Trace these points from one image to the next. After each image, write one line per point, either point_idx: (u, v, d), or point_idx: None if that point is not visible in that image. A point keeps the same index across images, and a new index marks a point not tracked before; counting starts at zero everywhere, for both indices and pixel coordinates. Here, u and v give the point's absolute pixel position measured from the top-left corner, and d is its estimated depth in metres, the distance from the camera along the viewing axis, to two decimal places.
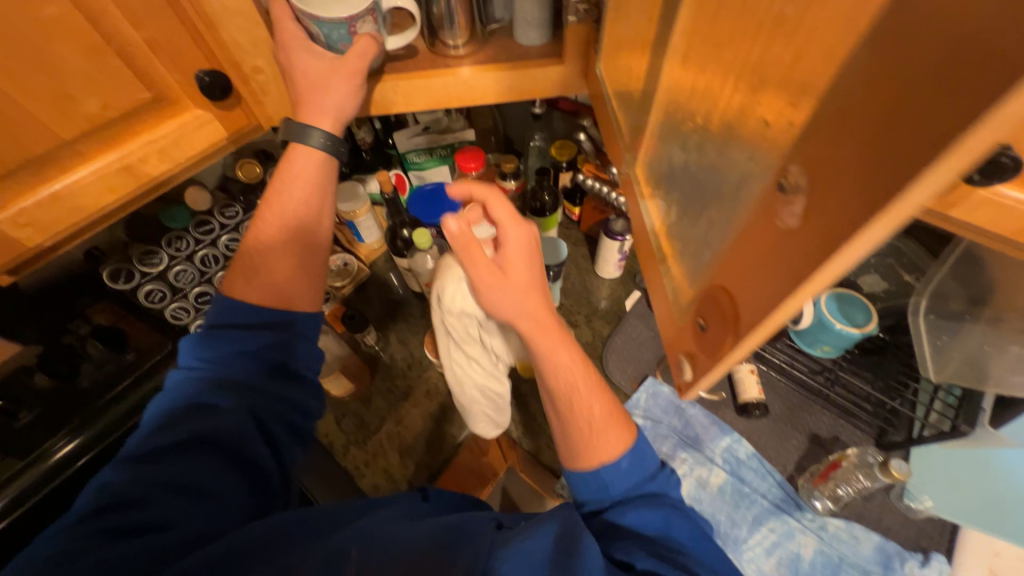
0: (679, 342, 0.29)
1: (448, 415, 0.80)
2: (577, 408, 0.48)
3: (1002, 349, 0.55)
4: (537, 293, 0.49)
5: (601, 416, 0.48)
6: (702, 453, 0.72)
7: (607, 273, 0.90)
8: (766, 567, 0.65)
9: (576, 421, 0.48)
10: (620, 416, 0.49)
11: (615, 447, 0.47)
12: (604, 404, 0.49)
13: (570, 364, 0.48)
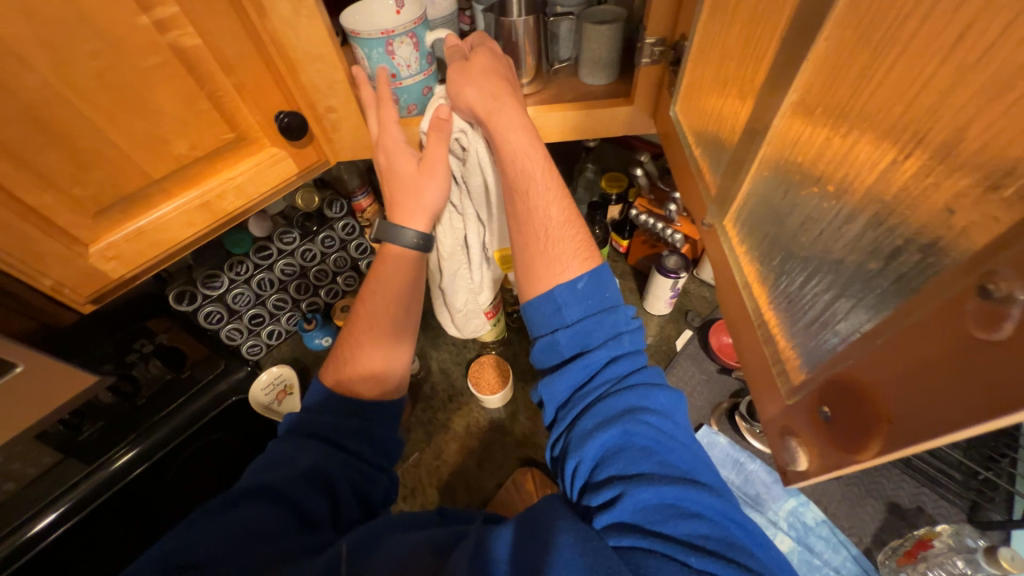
0: (812, 429, 0.26)
1: (488, 452, 0.78)
2: (534, 232, 0.49)
3: None
4: (519, 142, 0.47)
5: (557, 218, 0.49)
6: (764, 515, 0.66)
7: (657, 309, 0.86)
8: None
9: (533, 222, 0.49)
10: (578, 227, 0.50)
11: (567, 248, 0.48)
12: (566, 222, 0.49)
13: (530, 174, 0.48)
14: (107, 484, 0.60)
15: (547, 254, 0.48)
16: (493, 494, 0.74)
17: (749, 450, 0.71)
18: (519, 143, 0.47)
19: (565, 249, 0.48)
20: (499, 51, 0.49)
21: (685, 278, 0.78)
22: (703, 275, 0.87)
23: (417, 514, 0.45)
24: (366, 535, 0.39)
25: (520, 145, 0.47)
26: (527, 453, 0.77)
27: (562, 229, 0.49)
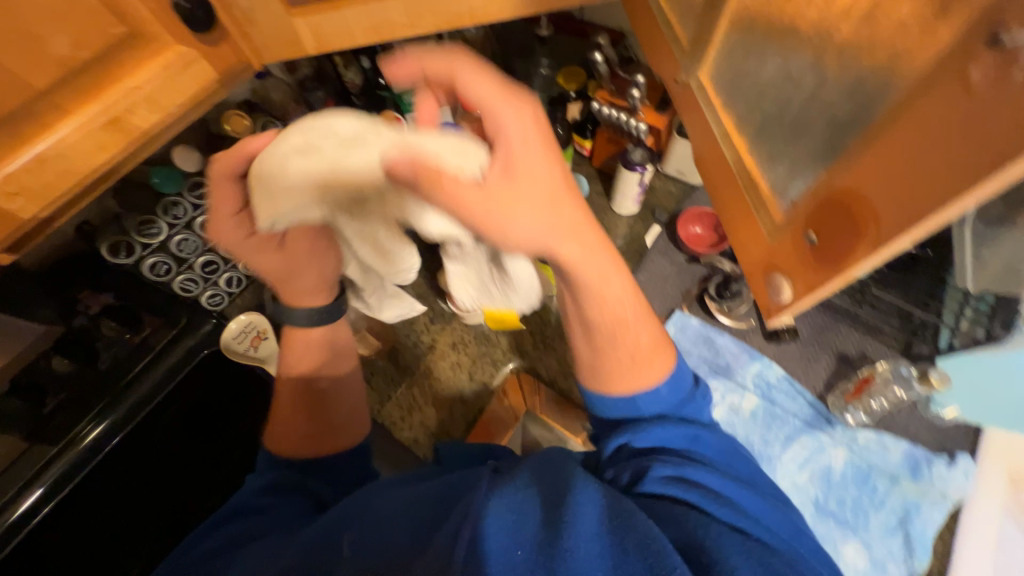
0: (801, 259, 0.32)
1: (479, 365, 0.79)
2: (618, 345, 0.46)
3: None
4: (572, 248, 0.41)
5: (647, 346, 0.46)
6: (733, 380, 0.73)
7: (627, 209, 0.86)
8: (798, 480, 0.67)
9: (616, 350, 0.46)
10: (665, 349, 0.47)
11: (649, 364, 0.46)
12: (648, 329, 0.47)
13: (619, 296, 0.45)
14: (89, 455, 0.57)
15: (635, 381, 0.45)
16: (487, 402, 0.77)
17: (718, 327, 0.77)
18: (594, 265, 0.43)
19: (651, 362, 0.46)
20: (536, 111, 0.41)
21: (650, 170, 0.78)
22: (668, 168, 0.87)
23: (414, 476, 0.46)
24: (357, 511, 0.41)
25: (601, 269, 0.43)
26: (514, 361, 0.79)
27: (640, 327, 0.47)
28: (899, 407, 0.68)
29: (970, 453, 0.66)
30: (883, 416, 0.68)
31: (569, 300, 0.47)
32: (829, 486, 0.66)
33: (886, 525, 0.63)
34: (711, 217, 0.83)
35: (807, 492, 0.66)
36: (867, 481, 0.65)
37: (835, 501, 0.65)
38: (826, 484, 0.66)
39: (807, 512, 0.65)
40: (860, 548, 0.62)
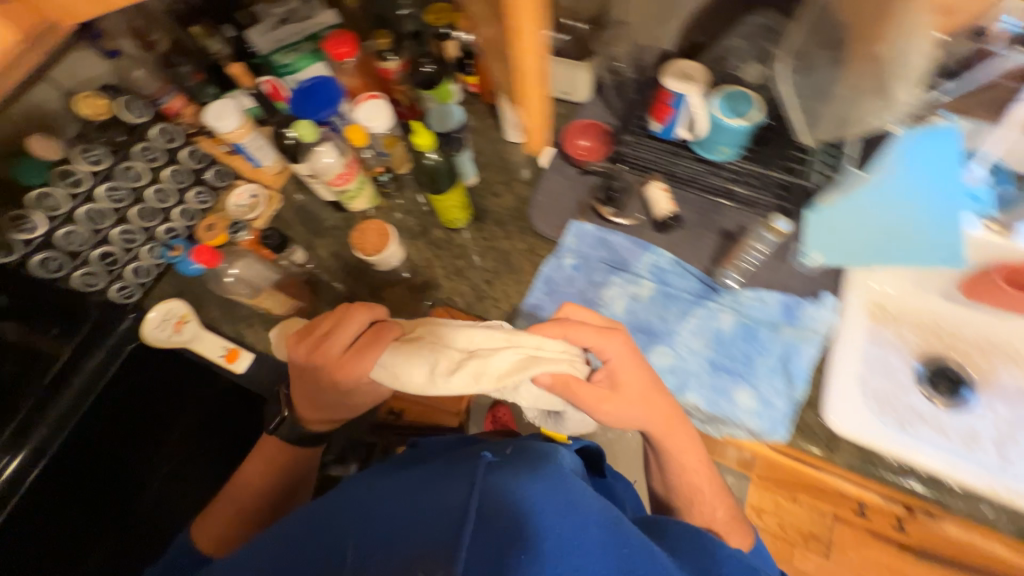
0: None
1: (398, 308, 0.82)
2: (698, 506, 0.66)
3: (862, 97, 0.59)
4: (689, 459, 0.64)
5: (723, 520, 0.66)
6: (630, 273, 0.79)
7: (518, 135, 0.92)
8: (694, 346, 0.73)
9: (695, 510, 0.66)
10: (735, 517, 0.67)
11: (721, 517, 0.66)
12: (723, 507, 0.66)
13: (697, 464, 0.65)
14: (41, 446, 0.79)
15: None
16: None
17: (613, 228, 0.82)
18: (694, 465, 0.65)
19: (732, 531, 0.65)
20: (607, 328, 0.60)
21: (524, 90, 0.82)
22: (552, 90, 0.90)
23: (444, 467, 0.51)
24: (390, 524, 0.45)
25: (691, 462, 0.64)
26: (430, 297, 0.83)
27: (721, 519, 0.66)
28: (766, 259, 0.75)
29: (834, 291, 0.74)
30: (757, 274, 0.75)
31: (668, 472, 0.67)
32: (720, 346, 0.73)
33: (770, 368, 0.70)
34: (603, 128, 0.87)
35: (703, 355, 0.72)
36: (752, 334, 0.72)
37: (727, 358, 0.72)
38: (717, 344, 0.73)
39: (703, 372, 0.72)
40: (750, 392, 0.69)
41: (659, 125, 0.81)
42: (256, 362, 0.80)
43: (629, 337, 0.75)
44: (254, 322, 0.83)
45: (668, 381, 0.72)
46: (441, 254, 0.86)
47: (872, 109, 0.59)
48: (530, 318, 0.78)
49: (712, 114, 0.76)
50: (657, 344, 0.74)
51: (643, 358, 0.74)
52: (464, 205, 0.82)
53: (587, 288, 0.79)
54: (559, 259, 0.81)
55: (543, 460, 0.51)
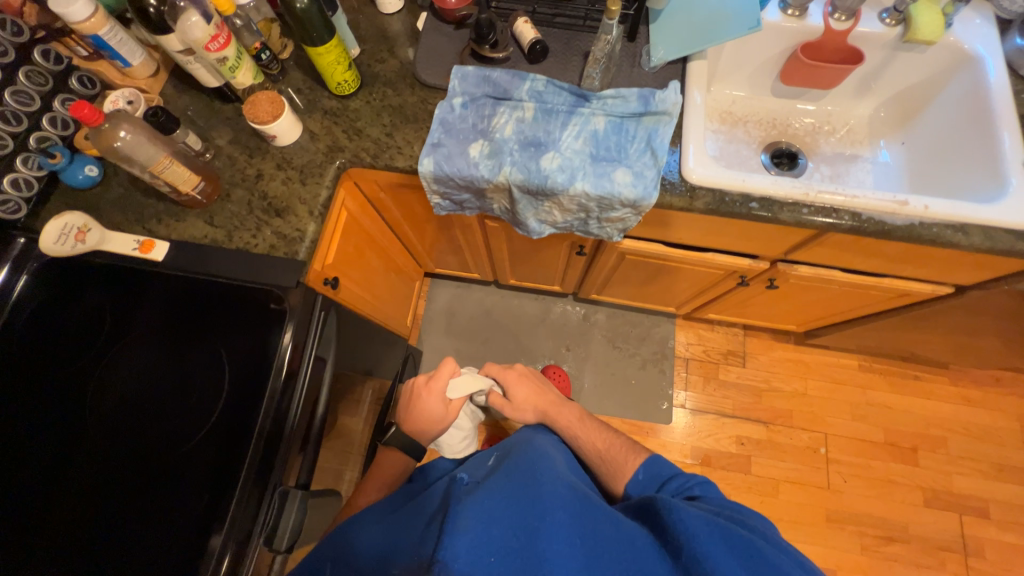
0: None
1: (308, 174, 0.86)
2: (601, 452, 0.94)
3: None
4: (572, 418, 1.02)
5: (604, 445, 0.95)
6: (513, 100, 0.88)
7: (390, 5, 0.96)
8: (576, 147, 0.85)
9: (606, 453, 0.93)
10: (623, 443, 0.93)
11: (618, 452, 0.92)
12: (604, 436, 0.96)
13: (606, 440, 0.95)
14: None
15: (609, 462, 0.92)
16: (327, 195, 0.85)
17: (491, 67, 0.89)
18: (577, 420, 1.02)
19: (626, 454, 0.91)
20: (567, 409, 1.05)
21: None
22: None
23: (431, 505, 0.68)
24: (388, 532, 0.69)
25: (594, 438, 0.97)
26: (337, 159, 0.87)
27: (609, 444, 0.94)
28: (618, 64, 0.89)
29: (680, 81, 0.88)
30: (612, 76, 0.88)
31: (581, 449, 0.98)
32: (597, 141, 0.85)
33: (639, 150, 0.84)
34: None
35: (584, 152, 0.84)
36: (621, 127, 0.85)
37: (605, 150, 0.84)
38: (595, 140, 0.85)
39: (587, 165, 0.83)
40: (625, 170, 0.83)
41: None
42: (175, 248, 0.82)
43: (522, 151, 0.85)
44: (163, 216, 0.84)
45: (559, 178, 0.83)
46: (338, 122, 0.90)
47: None
48: (432, 156, 0.85)
49: None
50: (547, 151, 0.84)
51: (536, 165, 0.84)
52: (349, 66, 0.86)
53: (479, 122, 0.87)
54: (449, 102, 0.88)
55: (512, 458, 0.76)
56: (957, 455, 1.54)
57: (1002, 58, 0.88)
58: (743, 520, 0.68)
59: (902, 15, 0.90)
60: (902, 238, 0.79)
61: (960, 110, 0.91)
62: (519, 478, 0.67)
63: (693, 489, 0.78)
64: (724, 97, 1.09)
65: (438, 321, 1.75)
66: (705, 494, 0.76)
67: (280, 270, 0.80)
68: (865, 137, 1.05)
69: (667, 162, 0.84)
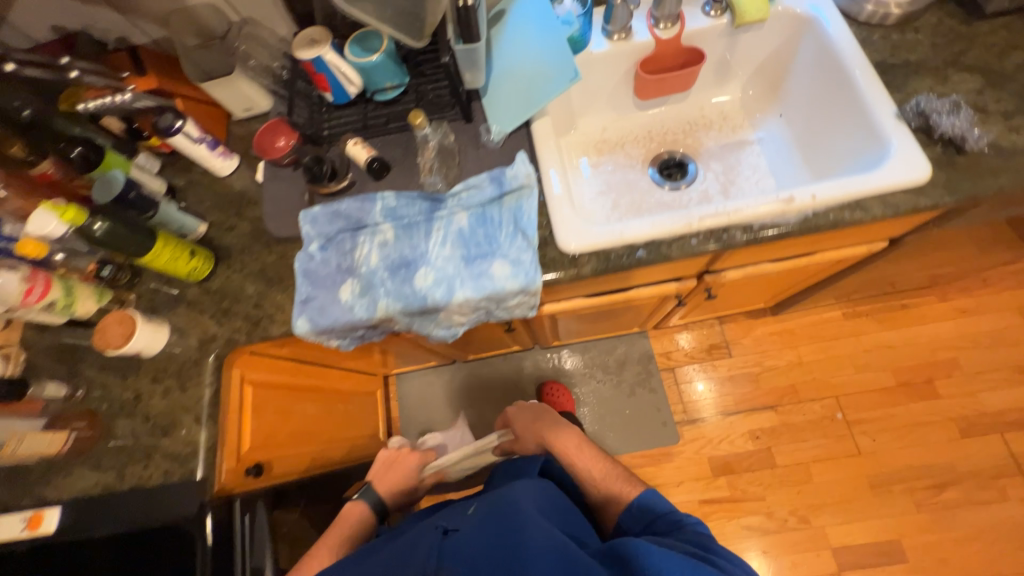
0: None
1: (186, 378, 0.80)
2: (596, 480, 0.89)
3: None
4: (573, 441, 0.97)
5: (599, 473, 0.89)
6: (369, 226, 0.83)
7: (224, 167, 0.93)
8: (446, 253, 0.79)
9: (596, 479, 0.89)
10: (621, 475, 0.87)
11: (615, 484, 0.86)
12: (602, 464, 0.91)
13: (599, 467, 0.90)
14: None
15: (608, 491, 0.86)
16: (211, 393, 0.79)
17: (338, 199, 0.85)
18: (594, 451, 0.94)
19: (622, 486, 0.85)
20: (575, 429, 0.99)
21: (189, 124, 0.82)
22: (235, 111, 0.93)
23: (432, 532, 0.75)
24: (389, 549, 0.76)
25: (592, 462, 0.92)
26: (212, 350, 0.81)
27: (603, 472, 0.89)
28: (462, 151, 0.84)
29: (528, 148, 0.83)
30: (460, 167, 0.84)
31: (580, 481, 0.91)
32: (465, 240, 0.79)
33: (509, 235, 0.78)
34: (287, 120, 0.88)
35: (455, 256, 0.79)
36: (484, 216, 0.79)
37: (475, 247, 0.79)
38: (462, 240, 0.79)
39: (462, 269, 0.78)
40: (502, 262, 0.77)
41: (329, 93, 0.87)
42: (67, 510, 0.75)
43: (394, 276, 0.79)
44: (47, 478, 0.77)
45: (438, 293, 0.77)
46: (204, 307, 0.85)
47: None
48: (305, 314, 0.80)
49: (353, 63, 0.82)
50: (418, 269, 0.79)
51: (411, 287, 0.78)
52: (193, 253, 0.81)
53: (343, 259, 0.82)
54: (306, 250, 0.83)
55: (493, 501, 0.76)
56: (974, 372, 1.45)
57: (837, 11, 0.84)
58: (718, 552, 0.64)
59: (724, 4, 0.86)
60: (803, 234, 0.73)
61: (820, 70, 0.86)
62: (497, 525, 0.70)
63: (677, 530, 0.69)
64: (592, 128, 1.04)
65: (415, 417, 1.66)
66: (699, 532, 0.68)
67: (181, 497, 0.73)
68: (744, 119, 1.01)
69: (542, 236, 0.79)
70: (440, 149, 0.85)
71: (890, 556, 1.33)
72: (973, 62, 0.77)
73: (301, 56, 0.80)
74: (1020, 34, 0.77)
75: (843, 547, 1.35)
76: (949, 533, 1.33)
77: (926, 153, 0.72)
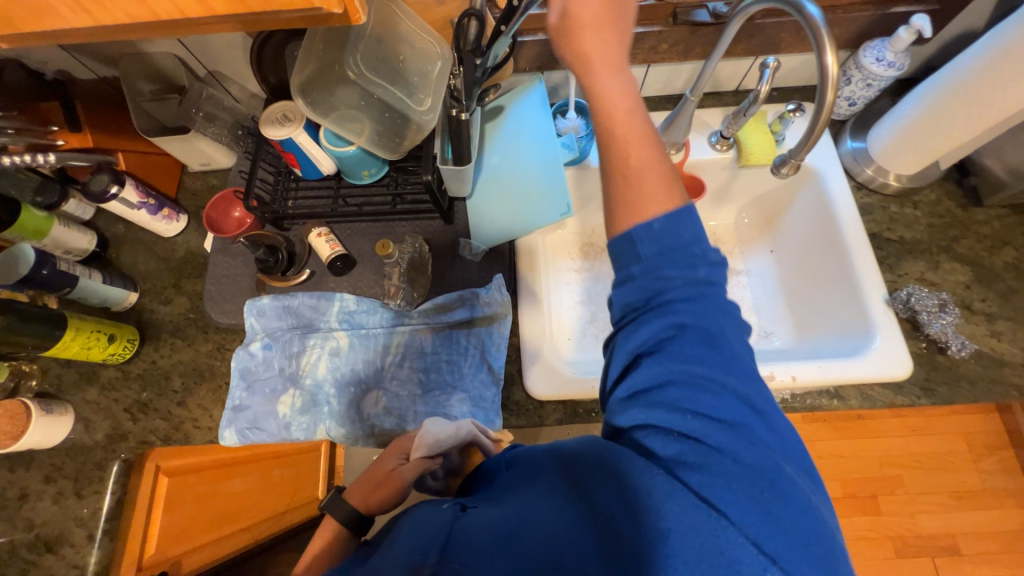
0: None
1: (85, 480, 0.70)
2: (613, 144, 0.51)
3: (415, 116, 0.63)
4: (619, 105, 0.51)
5: (636, 162, 0.49)
6: (323, 330, 0.75)
7: (169, 229, 0.82)
8: (403, 376, 0.72)
9: (612, 163, 0.50)
10: (656, 162, 0.50)
11: (650, 179, 0.49)
12: (641, 148, 0.50)
13: (625, 105, 0.51)
14: None
15: (624, 188, 0.49)
16: (112, 502, 0.69)
17: (291, 292, 0.76)
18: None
19: (649, 184, 0.49)
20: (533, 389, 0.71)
21: (127, 190, 0.72)
22: (190, 164, 0.83)
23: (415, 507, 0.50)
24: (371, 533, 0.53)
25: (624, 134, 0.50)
26: (119, 452, 0.71)
27: (642, 159, 0.50)
28: (435, 260, 0.78)
29: (508, 268, 0.77)
30: (430, 277, 0.77)
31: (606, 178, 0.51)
32: (425, 363, 0.72)
33: (474, 367, 0.72)
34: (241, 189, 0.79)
35: (411, 381, 0.72)
36: (449, 340, 0.73)
37: (434, 373, 0.72)
38: (422, 363, 0.72)
39: (417, 397, 0.71)
40: (461, 397, 0.71)
41: (298, 169, 0.78)
42: None
43: (342, 395, 0.72)
44: None
45: (388, 422, 0.70)
46: (119, 393, 0.74)
47: (419, 128, 0.64)
48: (234, 424, 0.71)
49: (327, 150, 0.74)
50: (369, 389, 0.72)
51: (358, 411, 0.71)
52: (111, 338, 0.71)
53: (287, 363, 0.74)
54: (247, 347, 0.74)
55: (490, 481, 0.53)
56: (917, 492, 1.48)
57: (840, 168, 0.81)
58: (714, 431, 0.42)
59: (731, 140, 0.82)
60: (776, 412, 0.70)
61: (815, 225, 0.84)
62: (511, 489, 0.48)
63: (639, 413, 0.45)
64: (580, 229, 0.99)
65: None
66: (654, 394, 0.45)
67: None
68: (734, 246, 0.97)
69: (508, 372, 0.73)
70: (411, 263, 0.77)
71: None
72: (965, 253, 0.75)
73: (267, 133, 0.71)
74: (1014, 230, 0.76)
75: None
76: None
77: (909, 347, 0.70)
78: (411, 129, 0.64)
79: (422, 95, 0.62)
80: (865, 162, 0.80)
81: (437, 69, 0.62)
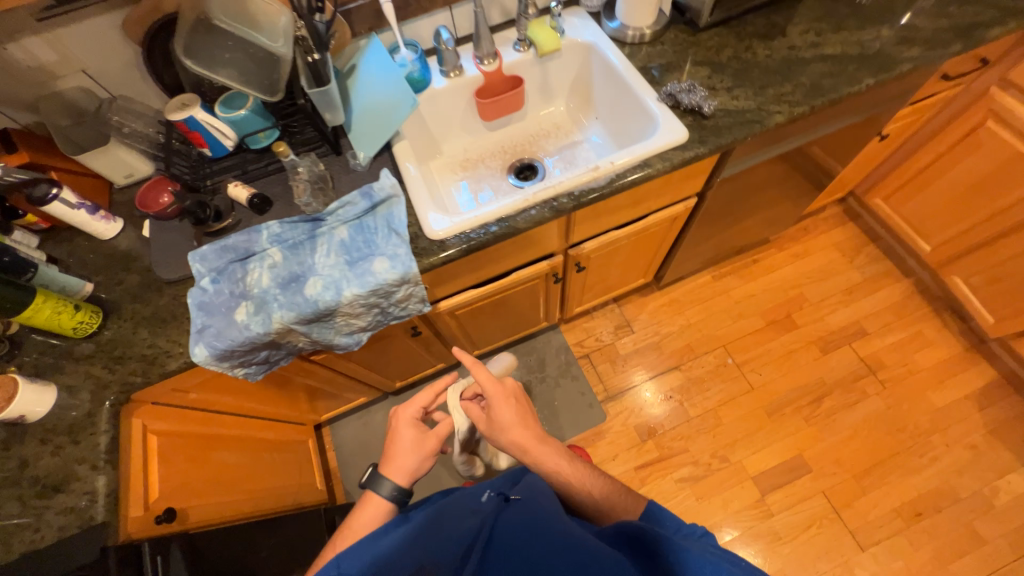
0: None
1: (79, 430, 0.79)
2: (579, 483, 0.78)
3: (275, 50, 0.86)
4: (593, 480, 0.79)
5: (602, 494, 0.78)
6: (259, 253, 0.91)
7: (108, 229, 0.97)
8: (331, 261, 0.89)
9: (585, 498, 0.77)
10: (622, 491, 0.79)
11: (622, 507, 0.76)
12: (606, 490, 0.78)
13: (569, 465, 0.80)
14: None
15: (596, 501, 0.77)
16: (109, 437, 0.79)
17: (224, 236, 0.93)
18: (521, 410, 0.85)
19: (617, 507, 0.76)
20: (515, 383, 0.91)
21: (65, 191, 0.88)
22: (117, 179, 1.00)
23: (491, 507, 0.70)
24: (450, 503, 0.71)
25: (601, 486, 0.79)
26: (106, 397, 0.82)
27: (602, 487, 0.79)
28: (336, 177, 0.98)
29: (392, 166, 0.98)
30: (334, 191, 0.96)
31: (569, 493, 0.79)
32: (346, 247, 0.90)
33: (385, 236, 0.90)
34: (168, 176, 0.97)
35: (339, 262, 0.89)
36: (359, 225, 0.92)
37: (356, 251, 0.90)
38: (343, 248, 0.90)
39: (347, 271, 0.88)
40: (381, 258, 0.89)
41: (207, 148, 0.97)
42: None
43: (287, 291, 0.87)
44: None
45: (328, 296, 0.86)
46: (95, 360, 0.86)
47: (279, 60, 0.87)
48: (202, 341, 0.84)
49: (224, 120, 0.94)
50: (307, 278, 0.88)
51: (302, 296, 0.87)
52: (77, 308, 0.84)
53: (235, 286, 0.89)
54: (198, 285, 0.89)
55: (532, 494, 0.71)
56: (819, 300, 1.76)
57: (608, 39, 1.12)
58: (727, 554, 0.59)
59: (527, 41, 1.12)
60: (611, 193, 0.94)
61: (608, 81, 1.13)
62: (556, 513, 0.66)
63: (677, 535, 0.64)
64: (456, 151, 1.23)
65: (355, 461, 1.61)
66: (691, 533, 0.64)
67: (78, 548, 0.71)
68: (572, 126, 1.25)
69: (413, 233, 0.92)
70: (316, 177, 0.96)
71: (798, 470, 1.51)
72: (702, 60, 1.06)
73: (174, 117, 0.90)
74: (728, 38, 1.09)
75: (759, 474, 1.52)
76: (836, 437, 1.55)
77: (682, 122, 0.98)
78: (273, 64, 0.87)
79: (275, 38, 0.86)
80: (622, 28, 1.11)
81: (282, 22, 0.86)
